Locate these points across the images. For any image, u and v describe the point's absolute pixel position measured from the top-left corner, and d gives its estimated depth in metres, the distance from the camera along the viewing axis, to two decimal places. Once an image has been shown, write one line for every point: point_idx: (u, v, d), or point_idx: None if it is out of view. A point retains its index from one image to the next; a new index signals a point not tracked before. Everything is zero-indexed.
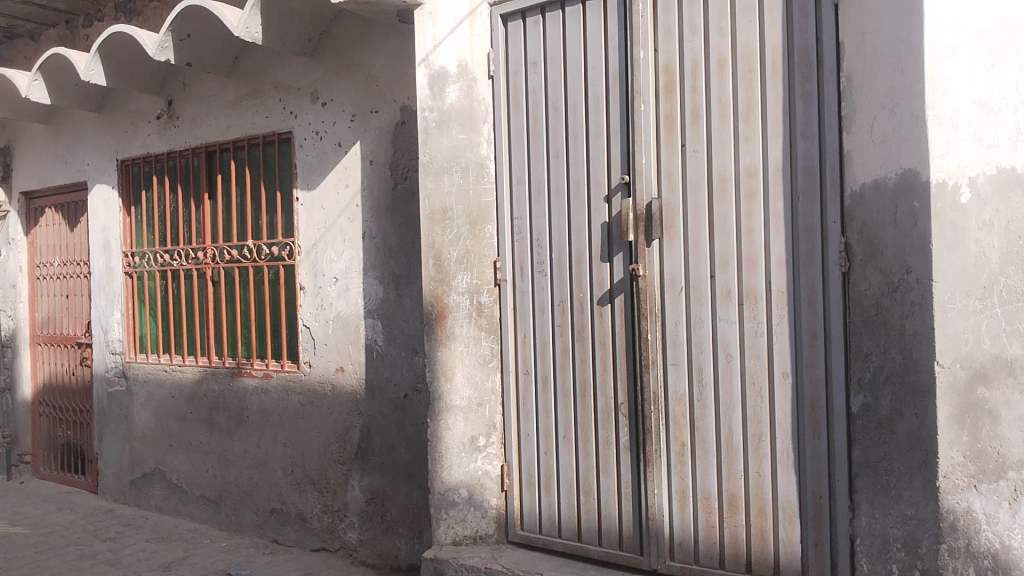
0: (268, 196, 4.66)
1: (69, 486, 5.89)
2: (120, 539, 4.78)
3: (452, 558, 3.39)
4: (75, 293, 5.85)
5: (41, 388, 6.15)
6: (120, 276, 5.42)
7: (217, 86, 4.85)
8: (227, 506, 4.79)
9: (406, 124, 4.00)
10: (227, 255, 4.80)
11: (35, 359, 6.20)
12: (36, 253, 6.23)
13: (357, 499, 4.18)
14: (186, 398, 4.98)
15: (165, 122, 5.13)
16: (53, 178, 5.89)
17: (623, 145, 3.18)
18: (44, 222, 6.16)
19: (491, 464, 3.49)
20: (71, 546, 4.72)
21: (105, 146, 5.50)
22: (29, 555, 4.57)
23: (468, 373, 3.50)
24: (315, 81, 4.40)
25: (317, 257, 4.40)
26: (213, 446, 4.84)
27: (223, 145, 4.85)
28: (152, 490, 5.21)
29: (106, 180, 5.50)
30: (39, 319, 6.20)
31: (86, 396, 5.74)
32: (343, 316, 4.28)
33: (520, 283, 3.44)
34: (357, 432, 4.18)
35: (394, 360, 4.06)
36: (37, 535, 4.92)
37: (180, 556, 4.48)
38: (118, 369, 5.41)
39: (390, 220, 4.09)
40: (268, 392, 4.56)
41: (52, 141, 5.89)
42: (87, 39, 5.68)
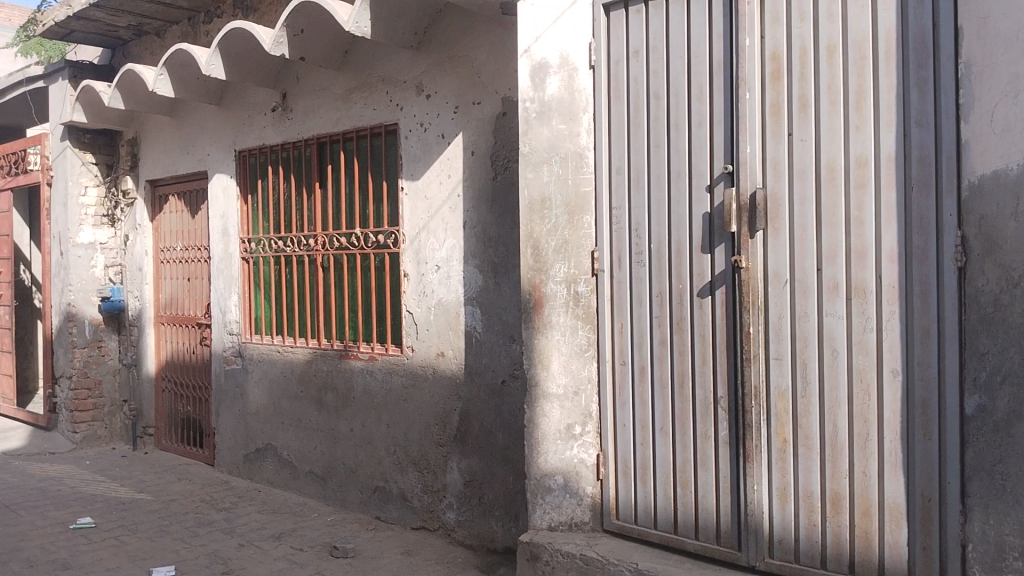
0: (374, 186, 4.82)
1: (189, 458, 6.28)
2: (234, 510, 5.07)
3: (548, 543, 3.45)
4: (195, 277, 6.22)
5: (163, 365, 6.56)
6: (237, 261, 5.72)
7: (328, 79, 5.04)
8: (333, 482, 5.00)
9: (507, 115, 4.07)
10: (336, 243, 5.00)
11: (158, 338, 6.62)
12: (160, 238, 6.64)
13: (457, 481, 4.30)
14: (296, 377, 5.23)
15: (279, 115, 5.37)
16: (177, 167, 6.26)
17: (727, 135, 3.13)
18: (168, 209, 6.55)
19: (587, 453, 3.52)
20: (191, 513, 5.05)
21: (224, 137, 5.81)
22: (154, 520, 4.92)
23: (565, 361, 3.54)
24: (419, 74, 4.51)
25: (420, 245, 4.53)
26: (320, 424, 5.06)
27: (333, 137, 5.05)
28: (265, 464, 5.50)
29: (225, 170, 5.81)
30: (162, 300, 6.60)
31: (205, 373, 6.10)
32: (444, 303, 4.39)
33: (617, 274, 3.45)
34: (457, 415, 4.29)
35: (492, 347, 4.14)
36: (160, 502, 5.28)
37: (290, 528, 4.72)
38: (235, 348, 5.72)
39: (490, 209, 4.17)
40: (373, 374, 4.74)
41: (176, 132, 6.26)
42: (207, 35, 6.00)
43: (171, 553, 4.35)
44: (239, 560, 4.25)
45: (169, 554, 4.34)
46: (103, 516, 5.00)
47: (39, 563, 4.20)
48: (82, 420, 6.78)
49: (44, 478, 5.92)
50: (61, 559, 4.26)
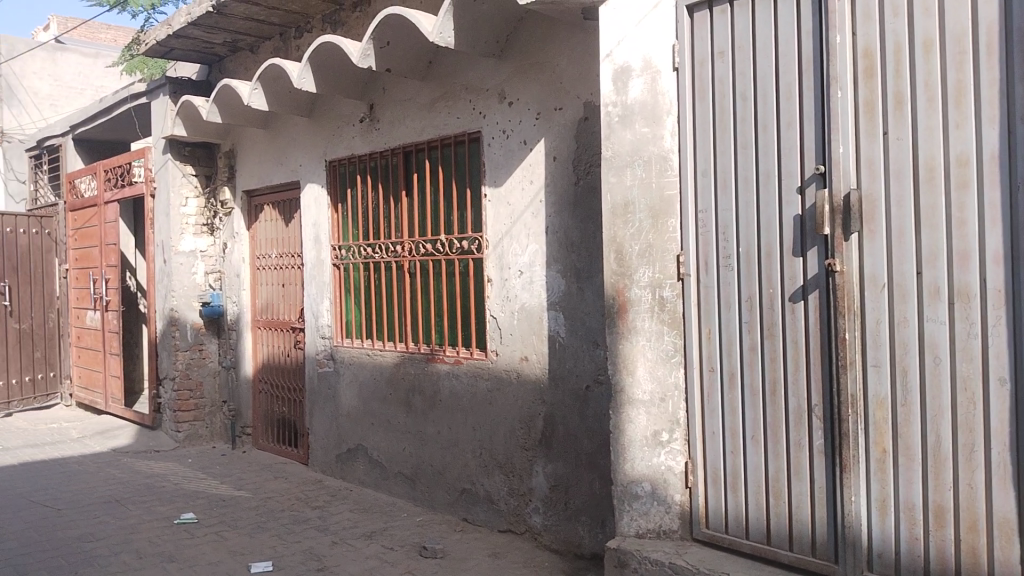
0: (459, 192, 4.90)
1: (284, 457, 6.52)
2: (327, 508, 5.24)
3: (636, 550, 3.43)
4: (289, 283, 6.45)
5: (259, 367, 6.83)
6: (328, 267, 5.91)
7: (413, 89, 5.15)
8: (421, 484, 5.10)
9: (590, 120, 4.06)
10: (422, 249, 5.11)
11: (255, 341, 6.90)
12: (256, 246, 6.92)
13: (542, 485, 4.32)
14: (385, 380, 5.36)
15: (367, 125, 5.53)
16: (271, 177, 6.52)
17: (819, 135, 3.05)
18: (263, 218, 6.83)
19: (675, 460, 3.48)
20: (287, 511, 5.24)
21: (315, 148, 6.02)
22: (252, 516, 5.13)
23: (650, 367, 3.51)
24: (502, 81, 4.56)
25: (504, 251, 4.57)
26: (408, 426, 5.17)
27: (418, 145, 5.16)
28: (356, 465, 5.66)
29: (316, 180, 6.01)
30: (258, 305, 6.87)
31: (299, 375, 6.32)
32: (528, 308, 4.42)
33: (705, 278, 3.41)
34: (542, 419, 4.32)
35: (576, 351, 4.15)
36: (258, 500, 5.50)
37: (381, 527, 4.84)
38: (327, 351, 5.91)
39: (573, 214, 4.17)
40: (459, 378, 4.81)
41: (270, 144, 6.52)
42: (298, 49, 6.22)
43: (269, 549, 4.52)
44: (333, 557, 4.39)
45: (267, 550, 4.52)
46: (205, 512, 5.24)
47: (148, 555, 4.44)
48: (184, 419, 7.13)
49: (151, 475, 6.26)
50: (168, 552, 4.49)
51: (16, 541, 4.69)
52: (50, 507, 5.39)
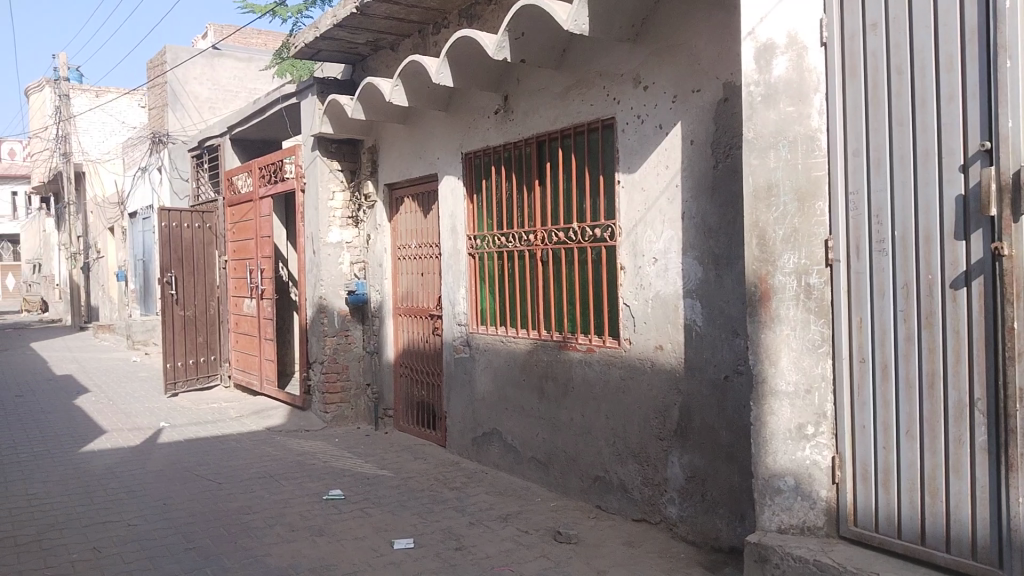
0: (591, 180, 4.88)
1: (423, 439, 6.77)
2: (464, 490, 5.39)
3: (779, 546, 3.31)
4: (428, 272, 6.67)
5: (400, 352, 7.11)
6: (464, 256, 6.05)
7: (547, 78, 5.17)
8: (555, 470, 5.15)
9: (729, 102, 3.94)
10: (555, 237, 5.14)
11: (395, 328, 7.18)
12: (396, 237, 7.20)
13: (678, 476, 4.25)
14: (519, 367, 5.44)
15: (501, 116, 5.61)
16: (411, 170, 6.75)
17: (984, 107, 2.80)
18: (404, 210, 7.09)
19: (821, 455, 3.33)
20: (426, 491, 5.44)
21: (452, 140, 6.17)
22: (394, 495, 5.37)
23: (795, 357, 3.37)
24: (637, 66, 4.50)
25: (637, 238, 4.52)
26: (543, 413, 5.23)
27: (551, 134, 5.18)
28: (491, 449, 5.79)
29: (453, 172, 6.17)
30: (399, 293, 7.15)
31: (437, 361, 6.53)
32: (663, 296, 4.35)
33: (855, 264, 3.22)
34: (678, 409, 4.24)
35: (714, 341, 4.04)
36: (399, 479, 5.74)
37: (516, 510, 4.93)
38: (463, 338, 6.07)
39: (711, 199, 4.06)
40: (592, 365, 4.81)
41: (409, 138, 6.75)
42: (435, 45, 6.40)
43: (410, 527, 4.72)
44: (470, 538, 4.51)
45: (408, 528, 4.71)
46: (351, 489, 5.53)
47: (300, 528, 4.74)
48: (332, 401, 7.54)
49: (303, 452, 6.67)
50: (318, 525, 4.78)
51: (186, 509, 5.13)
52: (215, 480, 5.85)
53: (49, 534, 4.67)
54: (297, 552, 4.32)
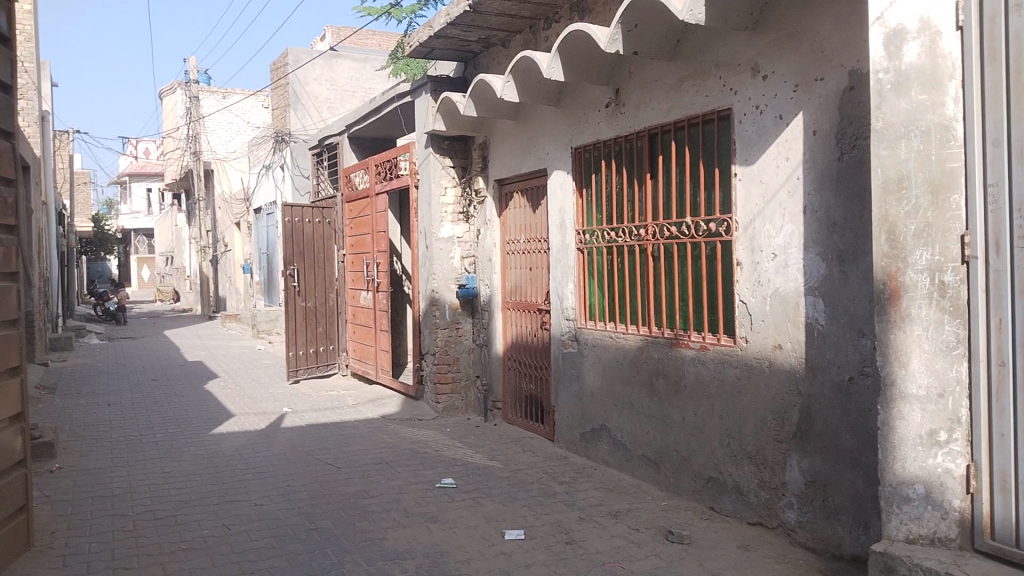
0: (706, 173, 4.78)
1: (532, 432, 6.83)
2: (574, 485, 5.41)
3: (907, 556, 3.14)
4: (537, 267, 6.71)
5: (509, 346, 7.19)
6: (573, 251, 6.05)
7: (660, 70, 5.09)
8: (666, 468, 5.08)
9: (855, 90, 3.77)
10: (667, 232, 5.07)
11: (504, 322, 7.26)
12: (506, 231, 7.27)
13: (797, 480, 4.12)
14: (629, 363, 5.39)
15: (613, 110, 5.57)
16: (521, 165, 6.80)
17: None
18: (513, 205, 7.15)
19: (954, 463, 3.14)
20: (536, 483, 5.49)
21: (562, 135, 6.18)
22: (505, 486, 5.44)
23: (927, 359, 3.18)
24: (756, 55, 4.36)
25: (755, 233, 4.39)
26: (653, 410, 5.16)
27: (664, 127, 5.10)
28: (600, 445, 5.78)
29: (563, 166, 6.17)
30: (507, 287, 7.22)
31: (546, 355, 6.56)
32: (782, 293, 4.22)
33: (995, 261, 3.00)
34: (798, 410, 4.10)
35: (838, 340, 3.88)
36: (509, 471, 5.82)
37: (626, 507, 4.91)
38: (572, 333, 6.07)
39: (835, 193, 3.89)
40: (705, 363, 4.71)
41: (520, 133, 6.80)
42: (547, 40, 6.42)
43: (520, 518, 4.77)
44: (580, 532, 4.53)
45: (519, 519, 4.77)
46: (462, 479, 5.64)
47: (414, 514, 4.88)
48: (443, 392, 7.72)
49: (415, 441, 6.86)
50: (431, 512, 4.91)
51: (307, 491, 5.38)
52: (334, 464, 6.11)
53: (186, 509, 5.01)
54: (412, 537, 4.46)
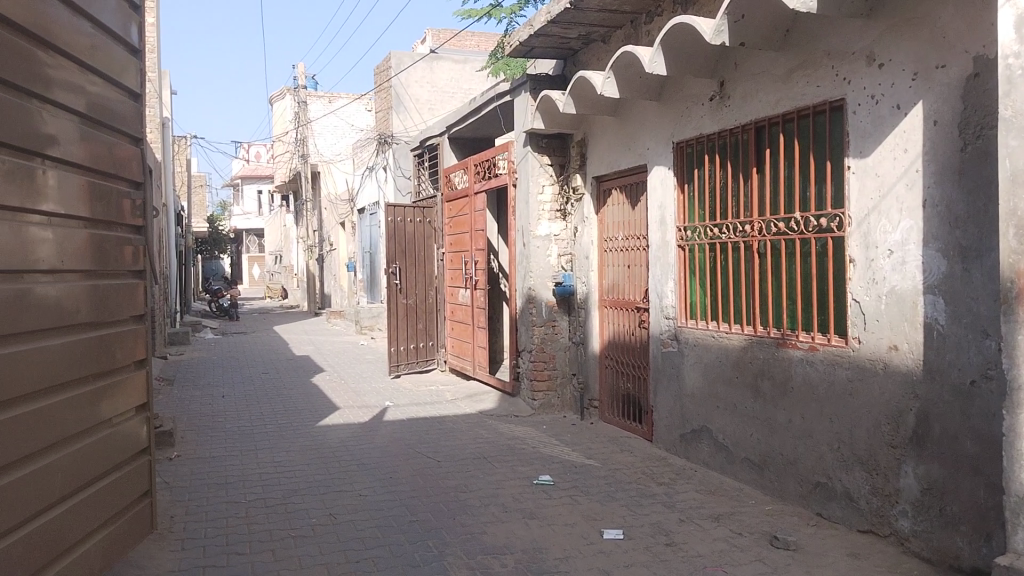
0: (816, 167, 4.60)
1: (629, 432, 6.76)
2: (673, 486, 5.32)
3: None
4: (635, 264, 6.63)
5: (606, 344, 7.14)
6: (674, 248, 5.94)
7: (767, 62, 4.93)
8: (770, 472, 4.93)
9: (981, 77, 3.54)
10: (774, 228, 4.92)
11: (601, 320, 7.21)
12: (604, 229, 7.22)
13: (912, 488, 3.91)
14: (732, 363, 5.26)
15: (717, 103, 5.44)
16: (620, 162, 6.74)
17: None
18: (612, 201, 7.09)
19: None
20: (635, 483, 5.43)
21: (663, 131, 6.09)
22: (603, 485, 5.41)
23: None
24: (871, 42, 4.16)
25: (869, 228, 4.20)
26: (756, 412, 5.02)
27: (772, 119, 4.95)
28: (700, 446, 5.66)
29: (663, 163, 6.08)
30: (605, 285, 7.17)
31: (644, 354, 6.48)
32: (898, 291, 4.01)
33: None
34: (914, 415, 3.89)
35: (959, 342, 3.65)
36: (607, 470, 5.78)
37: (728, 511, 4.79)
38: (672, 332, 5.97)
39: (958, 185, 3.67)
40: (813, 364, 4.54)
41: (620, 129, 6.74)
42: (648, 34, 6.33)
43: (619, 518, 4.74)
44: (681, 534, 4.45)
45: (617, 518, 4.74)
46: (560, 476, 5.65)
47: (513, 509, 4.92)
48: (540, 389, 7.75)
49: (513, 437, 6.92)
50: (529, 509, 4.94)
51: (409, 483, 5.51)
52: (434, 458, 6.23)
53: (295, 497, 5.22)
54: (511, 533, 4.50)
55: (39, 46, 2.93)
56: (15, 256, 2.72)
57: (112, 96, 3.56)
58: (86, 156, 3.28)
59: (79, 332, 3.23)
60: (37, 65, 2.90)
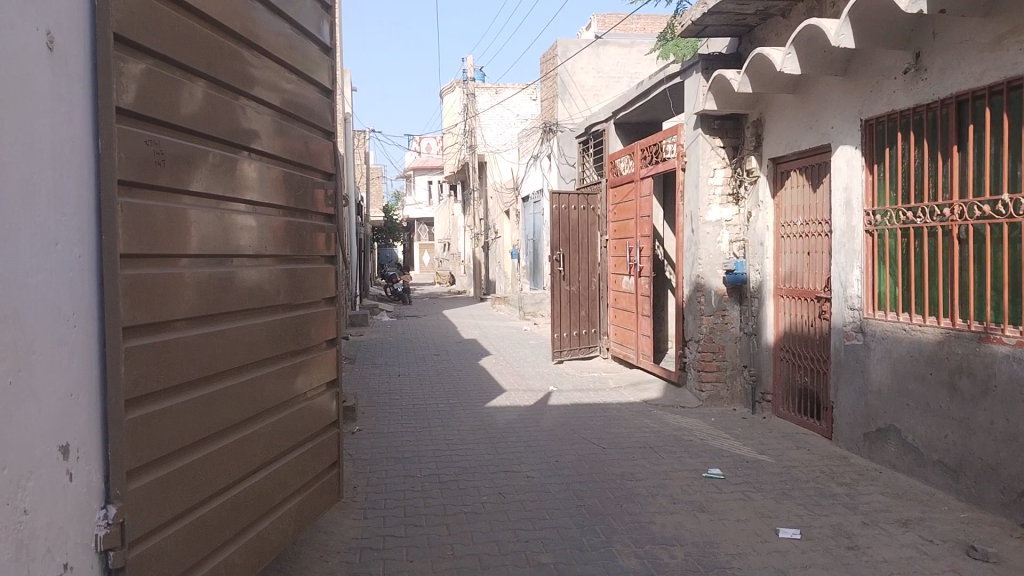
0: None
1: (806, 429, 6.42)
2: (856, 487, 5.00)
3: None
4: (816, 251, 6.25)
5: (782, 335, 6.80)
6: (860, 234, 5.55)
7: (972, 30, 4.46)
8: (968, 478, 4.50)
9: None
10: (977, 212, 4.48)
11: (777, 310, 6.87)
12: (781, 214, 6.87)
13: None
14: (925, 358, 4.85)
15: (912, 76, 5.00)
16: (801, 143, 6.38)
17: None
18: (790, 185, 6.72)
19: None
20: (813, 482, 5.15)
21: (850, 108, 5.68)
22: (777, 482, 5.18)
23: None
24: None
25: None
26: (952, 412, 4.59)
27: (976, 92, 4.48)
28: (886, 446, 5.27)
29: (849, 141, 5.68)
30: (782, 273, 6.82)
31: (824, 346, 6.12)
32: None
33: None
34: None
35: None
36: (781, 466, 5.53)
37: (917, 516, 4.43)
38: (856, 323, 5.59)
39: None
40: (1021, 361, 4.10)
41: (800, 108, 6.38)
42: (834, 5, 5.93)
43: (796, 517, 4.52)
44: (864, 538, 4.17)
45: (793, 517, 4.52)
46: (731, 470, 5.47)
47: (681, 501, 4.82)
48: (708, 380, 7.53)
49: (680, 428, 6.78)
50: (699, 501, 4.82)
51: (575, 468, 5.55)
52: (600, 444, 6.24)
53: (465, 475, 5.41)
54: (680, 525, 4.41)
55: (245, 47, 3.20)
56: (221, 242, 2.98)
57: (308, 92, 3.83)
58: (282, 150, 3.54)
59: (279, 312, 3.52)
60: (243, 66, 3.16)
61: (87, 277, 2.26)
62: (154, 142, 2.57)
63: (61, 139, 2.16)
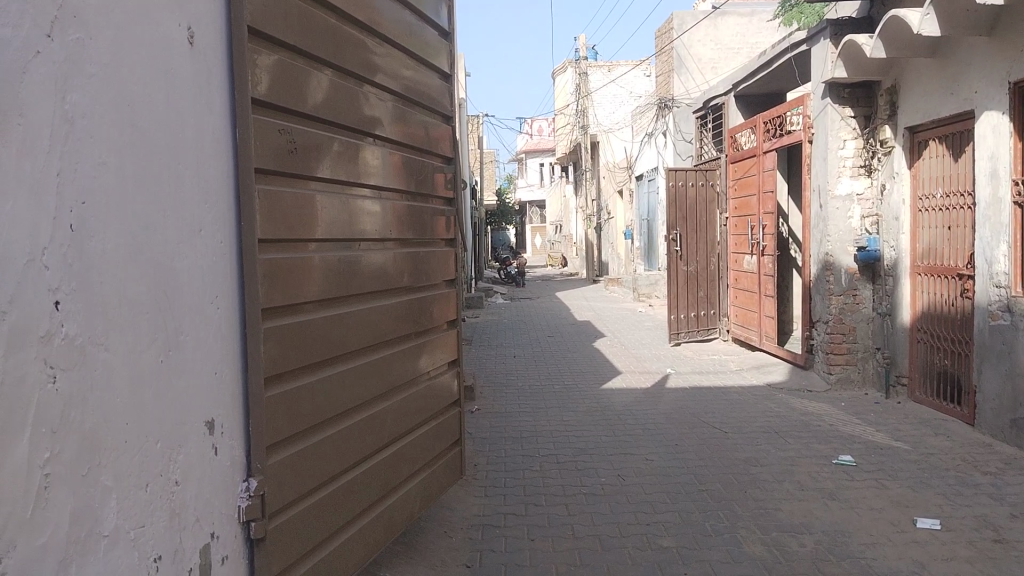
0: None
1: (946, 415, 6.02)
2: (1002, 477, 4.64)
3: None
4: (958, 225, 5.81)
5: (919, 315, 6.38)
6: (1008, 206, 5.10)
7: None
8: None
9: None
10: None
11: (914, 288, 6.45)
12: (919, 186, 6.42)
13: None
14: None
15: None
16: (940, 109, 5.94)
17: None
18: (929, 154, 6.28)
19: None
20: (954, 471, 4.83)
21: (996, 69, 5.23)
22: (914, 470, 4.88)
23: None
24: None
25: None
26: None
27: None
28: None
29: (995, 106, 5.23)
30: (919, 249, 6.39)
31: (967, 327, 5.69)
32: None
33: None
34: None
35: None
36: (918, 454, 5.21)
37: None
38: (1003, 302, 5.17)
39: None
40: None
41: (939, 72, 5.94)
42: None
43: (935, 507, 4.25)
44: (1014, 531, 3.87)
45: (933, 507, 4.25)
46: (863, 457, 5.21)
47: (810, 488, 4.63)
48: (838, 363, 7.19)
49: (807, 412, 6.51)
50: (830, 489, 4.61)
51: (695, 452, 5.44)
52: (722, 428, 6.08)
53: (584, 457, 5.40)
54: (809, 512, 4.24)
55: (369, 36, 3.28)
56: (345, 227, 3.07)
57: (427, 78, 3.89)
58: (403, 136, 3.61)
59: (402, 295, 3.61)
60: (367, 55, 3.24)
61: (227, 262, 2.39)
62: (285, 132, 2.68)
63: (203, 131, 2.29)
